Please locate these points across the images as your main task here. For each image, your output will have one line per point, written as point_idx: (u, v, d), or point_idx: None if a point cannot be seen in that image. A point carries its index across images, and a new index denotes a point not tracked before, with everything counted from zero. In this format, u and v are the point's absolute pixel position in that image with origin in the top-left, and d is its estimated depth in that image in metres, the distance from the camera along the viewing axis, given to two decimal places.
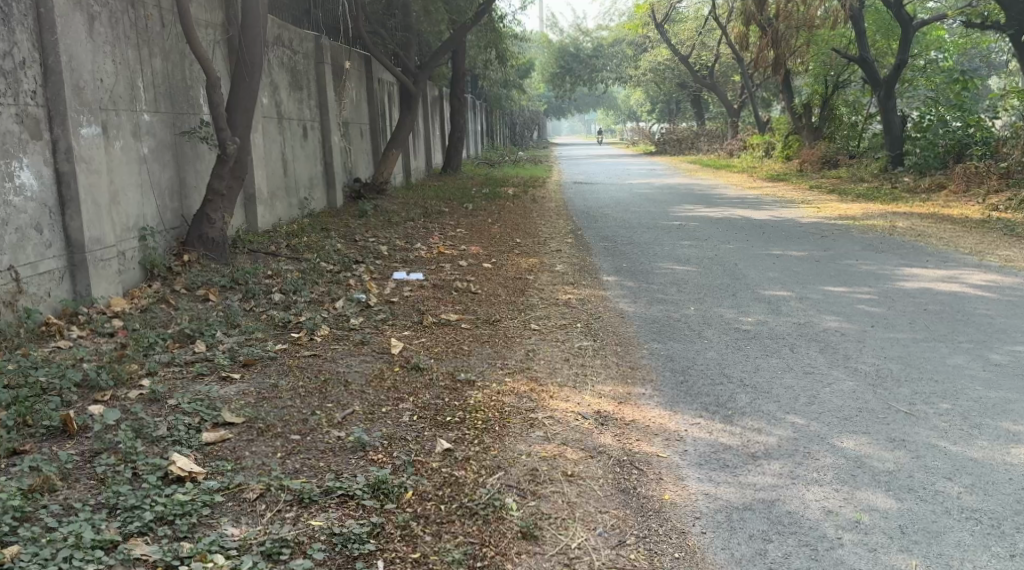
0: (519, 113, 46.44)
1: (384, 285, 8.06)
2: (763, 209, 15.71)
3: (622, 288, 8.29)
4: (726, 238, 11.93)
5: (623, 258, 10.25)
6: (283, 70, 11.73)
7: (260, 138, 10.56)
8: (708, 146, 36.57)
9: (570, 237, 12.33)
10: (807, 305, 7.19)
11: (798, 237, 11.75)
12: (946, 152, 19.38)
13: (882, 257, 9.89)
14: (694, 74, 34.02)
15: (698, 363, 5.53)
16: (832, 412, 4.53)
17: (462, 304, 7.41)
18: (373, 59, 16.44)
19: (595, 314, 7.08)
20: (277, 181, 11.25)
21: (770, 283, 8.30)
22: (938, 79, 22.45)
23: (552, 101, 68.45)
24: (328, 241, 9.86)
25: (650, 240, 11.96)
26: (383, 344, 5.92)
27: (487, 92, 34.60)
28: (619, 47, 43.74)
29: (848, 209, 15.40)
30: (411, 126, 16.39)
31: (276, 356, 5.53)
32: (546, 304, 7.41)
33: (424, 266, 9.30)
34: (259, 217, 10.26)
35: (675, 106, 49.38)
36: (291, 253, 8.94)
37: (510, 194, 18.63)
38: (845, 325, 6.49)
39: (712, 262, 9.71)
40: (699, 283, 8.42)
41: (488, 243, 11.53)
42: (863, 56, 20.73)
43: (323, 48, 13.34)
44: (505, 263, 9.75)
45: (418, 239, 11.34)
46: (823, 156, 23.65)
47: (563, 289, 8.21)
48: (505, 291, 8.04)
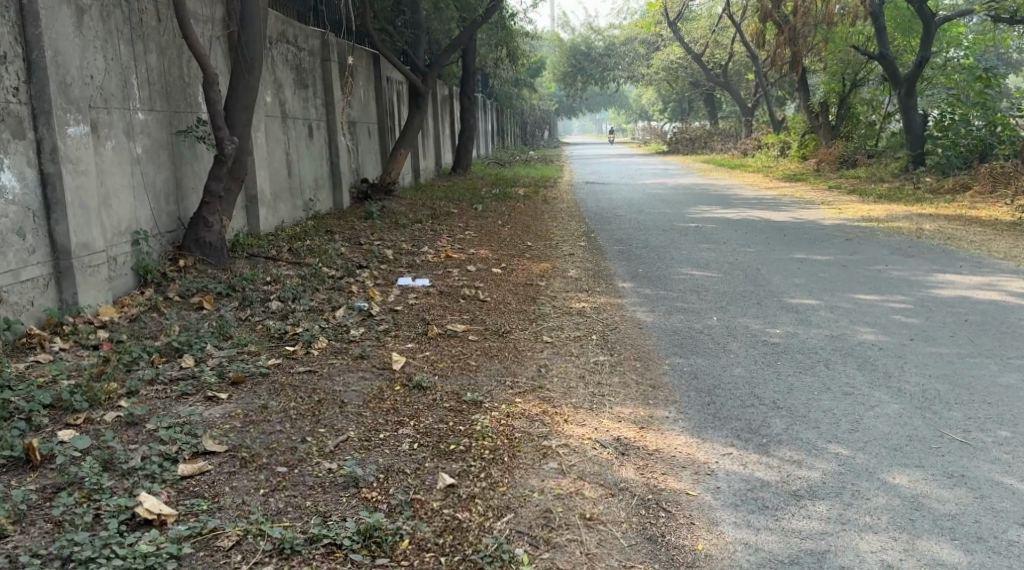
0: (528, 112, 45.89)
1: (388, 291, 7.62)
2: (782, 211, 15.29)
3: (638, 295, 7.86)
4: (746, 240, 11.51)
5: (638, 263, 9.79)
6: (287, 67, 11.31)
7: (263, 138, 10.14)
8: (721, 146, 36.04)
9: (583, 240, 11.88)
10: (839, 316, 6.76)
11: (823, 240, 11.38)
12: (970, 152, 19.03)
13: (913, 262, 9.48)
14: (707, 72, 33.47)
15: (726, 382, 5.05)
16: (879, 441, 4.08)
17: (471, 313, 6.98)
18: (381, 57, 16.03)
19: (612, 324, 6.63)
20: (280, 182, 10.84)
21: (796, 291, 7.85)
22: (957, 77, 21.87)
23: (563, 101, 67.85)
24: (331, 244, 9.43)
25: (666, 243, 11.53)
26: (384, 357, 5.45)
27: (497, 91, 34.18)
28: (630, 46, 43.18)
29: (870, 210, 14.94)
30: (420, 126, 15.98)
31: (268, 373, 5.02)
32: (558, 314, 6.97)
33: (430, 271, 8.87)
34: (261, 219, 9.84)
35: (687, 105, 48.87)
36: (293, 257, 8.52)
37: (521, 195, 18.22)
38: (883, 338, 6.08)
39: (733, 267, 9.24)
40: (722, 290, 7.95)
41: (498, 246, 11.09)
42: (883, 52, 20.20)
43: (329, 45, 12.94)
44: (515, 268, 9.31)
45: (424, 242, 10.90)
46: (841, 155, 23.10)
47: (577, 296, 7.77)
48: (515, 299, 7.60)
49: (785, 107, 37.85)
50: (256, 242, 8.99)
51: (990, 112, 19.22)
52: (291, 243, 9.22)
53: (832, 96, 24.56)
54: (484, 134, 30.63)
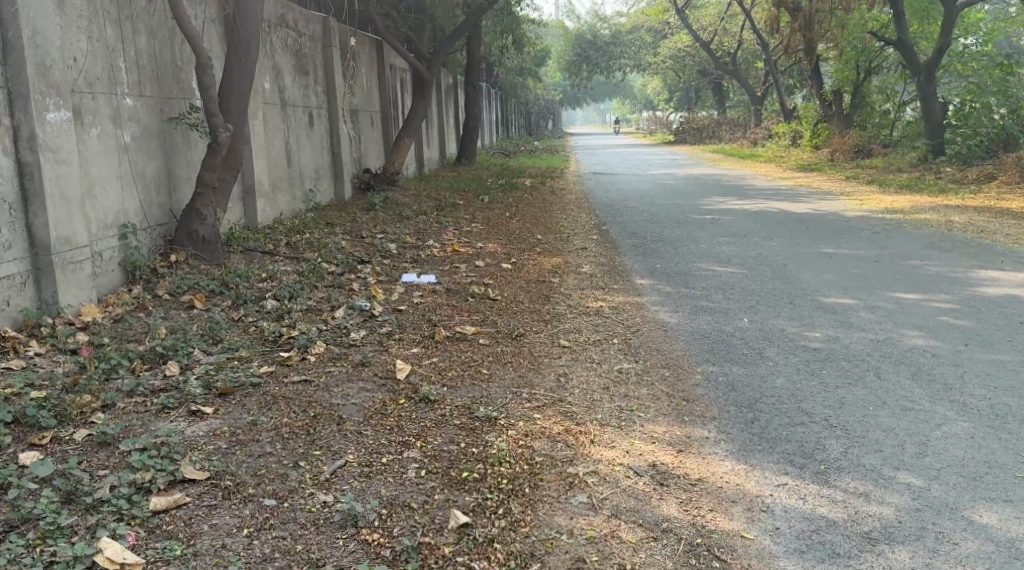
0: (532, 101, 45.22)
1: (394, 289, 7.11)
2: (801, 202, 14.80)
3: (659, 293, 7.36)
4: (767, 233, 11.01)
5: (657, 258, 9.27)
6: (287, 52, 10.77)
7: (261, 125, 9.61)
8: (730, 135, 35.40)
9: (596, 233, 11.37)
10: (881, 319, 6.25)
11: (848, 234, 10.86)
12: (992, 141, 18.48)
13: (949, 258, 9.01)
14: (716, 61, 32.84)
15: (769, 397, 4.53)
16: (952, 470, 3.60)
17: (481, 312, 6.48)
18: (384, 43, 15.51)
19: (635, 327, 6.12)
20: (279, 173, 10.32)
21: (830, 290, 7.34)
22: (975, 65, 21.42)
23: (567, 91, 67.13)
24: (332, 238, 8.91)
25: (682, 236, 11.02)
26: (386, 365, 4.90)
27: (502, 80, 33.56)
28: (636, 35, 42.53)
29: (892, 201, 14.42)
30: (424, 115, 15.46)
31: (260, 384, 4.42)
32: (575, 315, 6.47)
33: (437, 266, 8.37)
34: (259, 211, 9.32)
35: (694, 95, 48.27)
36: (292, 252, 8.01)
37: (528, 186, 17.70)
38: (935, 344, 5.58)
39: (758, 263, 8.72)
40: (749, 289, 7.43)
41: (507, 239, 10.58)
42: (902, 38, 19.61)
43: (330, 30, 12.41)
44: (526, 263, 8.82)
45: (430, 236, 10.38)
46: (855, 145, 22.49)
47: (594, 295, 7.26)
48: (529, 297, 7.09)
49: (794, 96, 37.22)
50: (253, 236, 8.49)
51: (1012, 101, 18.67)
52: (291, 237, 8.72)
53: (846, 84, 23.88)
54: (488, 124, 30.02)
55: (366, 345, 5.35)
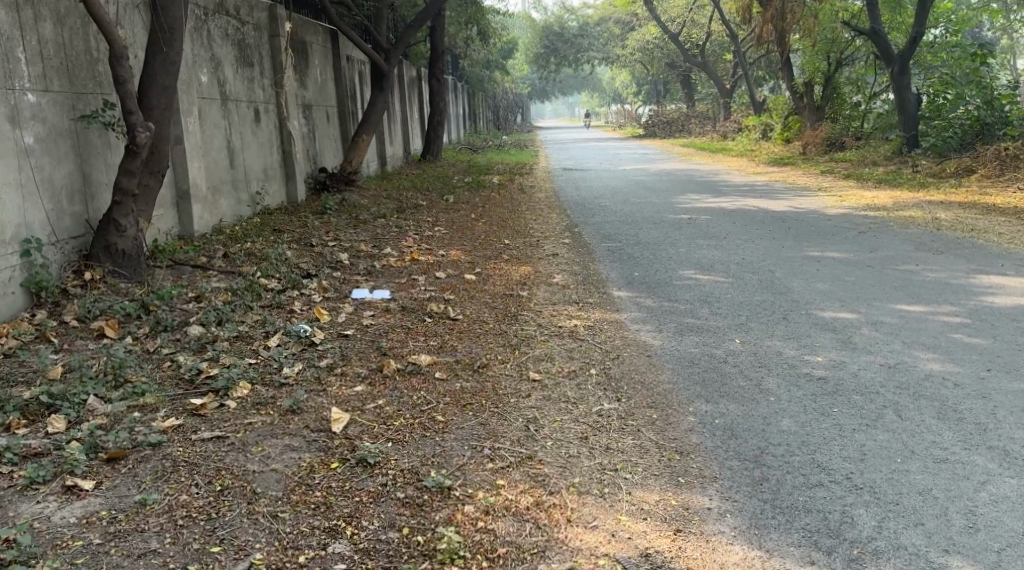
0: (501, 94, 44.44)
1: (340, 306, 6.33)
2: (779, 198, 14.16)
3: (638, 308, 6.66)
4: (748, 235, 10.33)
5: (634, 265, 8.59)
6: (227, 42, 10.14)
7: (196, 122, 8.89)
8: (700, 129, 34.82)
9: (566, 236, 10.65)
10: (887, 339, 5.58)
11: (834, 234, 10.21)
12: (967, 132, 17.97)
13: (944, 261, 8.39)
14: (685, 53, 32.21)
15: (775, 445, 3.82)
16: (1011, 553, 3.05)
17: (438, 336, 5.72)
18: (339, 35, 14.86)
19: (616, 353, 5.41)
20: (218, 175, 9.56)
21: (824, 301, 6.66)
22: (945, 54, 21.00)
23: (536, 85, 66.40)
24: (275, 247, 8.09)
25: (659, 238, 10.33)
26: (319, 409, 4.09)
27: (466, 74, 32.69)
28: (604, 27, 41.88)
29: (873, 197, 13.80)
30: (383, 110, 14.65)
31: (161, 443, 3.66)
32: (546, 338, 5.75)
33: (393, 279, 7.61)
34: (195, 218, 8.54)
35: (662, 88, 47.66)
36: (230, 266, 7.20)
37: (495, 183, 16.92)
38: (954, 370, 4.89)
39: (742, 269, 8.04)
40: (737, 301, 6.74)
41: (471, 246, 9.82)
42: (875, 28, 18.99)
43: (277, 19, 11.74)
44: (490, 274, 8.08)
45: (387, 243, 9.58)
46: (828, 137, 21.91)
47: (565, 313, 6.53)
48: (494, 317, 6.34)
49: (764, 88, 36.68)
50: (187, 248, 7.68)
51: (988, 91, 18.18)
52: (231, 248, 7.92)
53: (817, 76, 23.28)
54: (456, 118, 29.23)
55: (300, 380, 4.56)
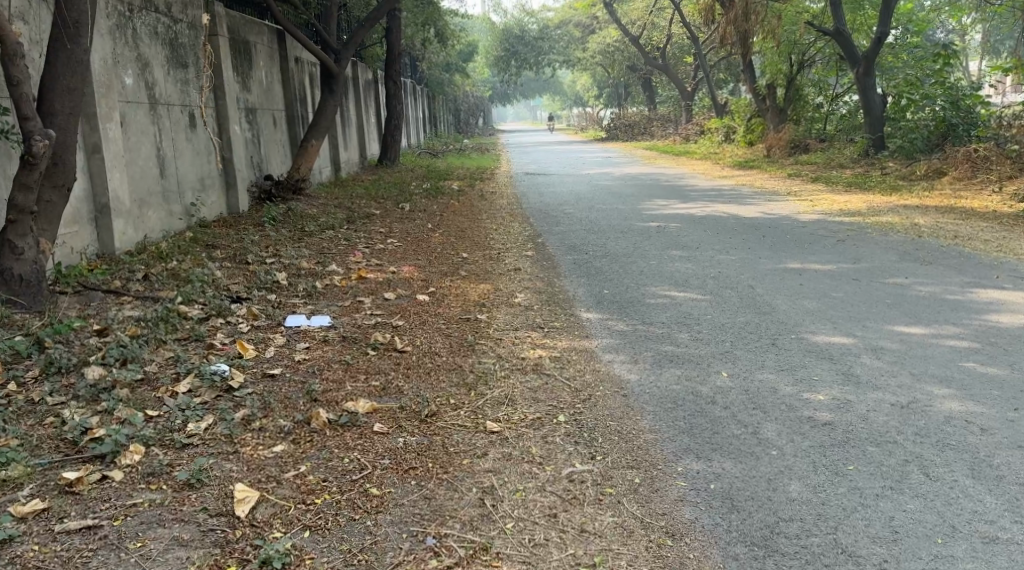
0: (461, 97, 43.65)
1: (269, 338, 5.72)
2: (747, 203, 13.55)
3: (611, 333, 6.00)
4: (721, 244, 9.71)
5: (602, 280, 7.93)
6: (156, 42, 9.53)
7: (118, 130, 8.42)
8: (662, 132, 34.33)
9: (528, 248, 9.94)
10: (892, 370, 4.89)
11: (812, 242, 9.57)
12: (933, 133, 17.52)
13: (933, 271, 7.76)
14: (646, 56, 31.67)
15: (788, 521, 3.30)
16: None
17: (382, 375, 5.02)
18: (286, 35, 14.14)
19: (588, 396, 4.67)
20: (146, 185, 9.12)
21: (815, 323, 5.97)
22: (907, 57, 20.61)
23: (496, 87, 65.78)
24: (201, 271, 7.41)
25: (628, 249, 9.68)
26: (218, 491, 3.49)
27: (424, 76, 31.89)
28: (565, 29, 41.22)
29: (845, 200, 13.18)
30: (333, 113, 13.95)
31: (10, 539, 3.22)
32: (508, 375, 5.08)
33: (335, 305, 6.91)
34: (115, 235, 8.26)
35: (623, 91, 47.13)
36: (149, 299, 6.49)
37: (455, 189, 16.17)
38: (977, 411, 4.22)
39: (720, 285, 7.39)
40: (719, 324, 6.05)
41: (426, 260, 9.06)
42: (838, 27, 18.45)
43: (216, 16, 11.03)
44: (444, 295, 7.37)
45: (333, 260, 8.86)
46: (792, 140, 21.41)
47: (528, 342, 5.83)
48: (447, 349, 5.62)
49: (725, 89, 36.20)
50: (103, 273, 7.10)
51: (954, 92, 17.74)
52: (156, 275, 7.19)
53: (780, 77, 22.75)
54: (415, 122, 28.42)
55: (210, 435, 3.96)
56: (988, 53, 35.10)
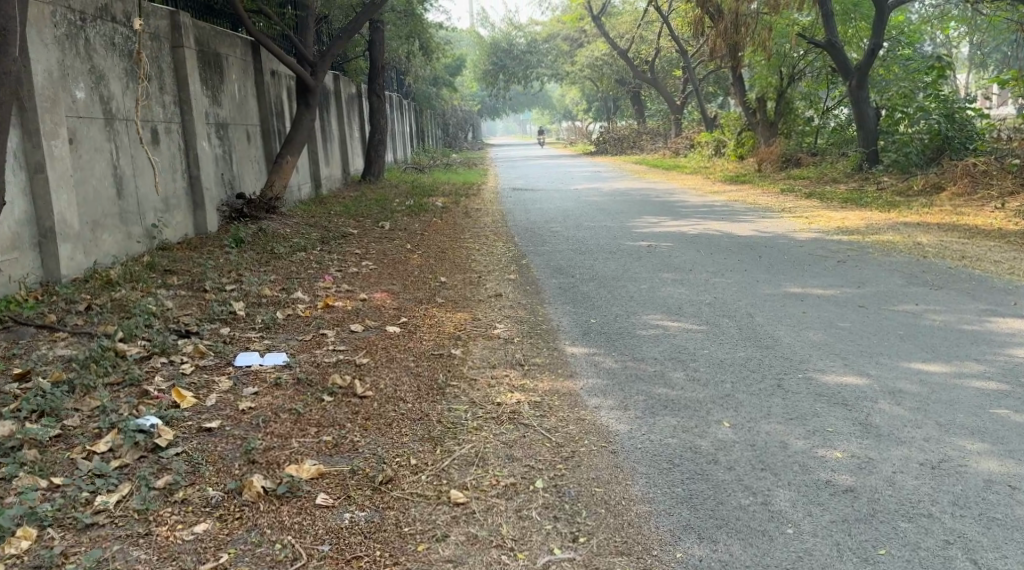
0: (449, 112, 43.08)
1: (214, 382, 5.36)
2: (741, 221, 12.97)
3: (599, 371, 5.43)
4: (714, 265, 9.16)
5: (589, 307, 7.34)
6: (114, 54, 8.95)
7: (66, 149, 7.91)
8: (652, 146, 33.80)
9: (512, 270, 9.37)
10: (915, 419, 4.30)
11: (810, 263, 8.98)
12: (928, 147, 17.02)
13: (945, 296, 7.16)
14: (634, 69, 31.16)
15: None
16: None
17: (339, 429, 4.50)
18: (261, 47, 13.57)
19: (572, 456, 4.04)
20: (101, 206, 8.55)
21: (824, 359, 5.38)
22: (899, 69, 20.05)
23: (486, 102, 65.43)
24: (147, 304, 6.98)
25: (617, 271, 9.13)
26: None
27: (411, 91, 31.42)
28: (553, 43, 40.73)
29: (842, 217, 12.59)
30: (310, 128, 13.38)
31: None
32: (481, 424, 4.52)
33: (294, 341, 6.36)
34: (61, 261, 7.78)
35: (612, 104, 46.64)
36: (86, 345, 6.05)
37: (438, 206, 15.59)
38: (1019, 473, 3.68)
39: (716, 312, 6.82)
40: (716, 360, 5.45)
41: (400, 285, 8.47)
42: (829, 39, 17.91)
43: (182, 27, 10.43)
44: (416, 325, 6.78)
45: (300, 287, 8.32)
46: (783, 154, 20.88)
47: (505, 384, 5.23)
48: (414, 394, 5.04)
49: (715, 103, 35.64)
50: (29, 313, 6.65)
51: (949, 105, 17.23)
52: (97, 316, 6.69)
53: (769, 91, 22.17)
54: (402, 136, 27.89)
55: (121, 510, 3.67)
56: (981, 65, 34.52)
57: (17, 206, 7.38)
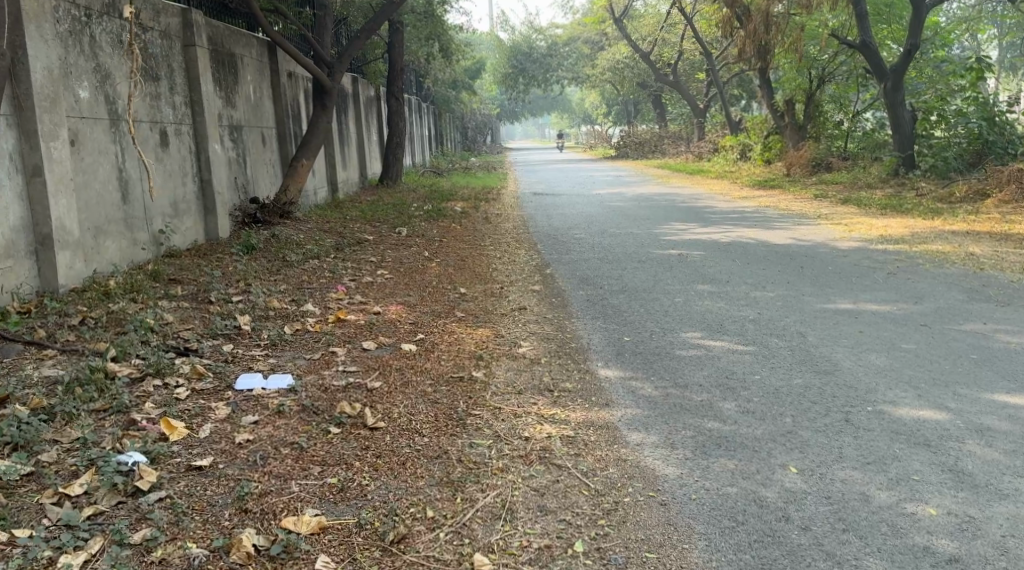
0: (468, 115, 42.57)
1: (211, 410, 4.81)
2: (776, 228, 12.34)
3: (638, 400, 4.82)
4: (754, 276, 8.55)
5: (622, 324, 6.72)
6: (121, 53, 8.44)
7: (68, 152, 7.41)
8: (675, 150, 33.13)
9: (536, 281, 8.80)
10: (1014, 466, 3.74)
11: (857, 275, 8.35)
12: (967, 152, 16.49)
13: (1014, 314, 6.53)
14: (657, 72, 30.54)
15: None
16: None
17: (345, 469, 3.97)
18: (276, 46, 13.07)
19: (615, 513, 3.53)
20: (103, 211, 8.04)
21: (894, 390, 4.76)
22: (931, 71, 19.40)
23: (505, 105, 64.99)
24: (145, 318, 6.45)
25: (649, 282, 8.53)
26: None
27: (430, 94, 30.91)
28: (574, 46, 40.17)
29: (883, 224, 11.93)
30: (326, 129, 12.85)
31: None
32: (508, 464, 3.98)
33: (301, 361, 5.80)
34: (59, 270, 7.26)
35: (633, 107, 45.99)
36: (75, 365, 5.51)
37: (457, 211, 15.04)
38: None
39: (763, 331, 6.21)
40: (772, 389, 4.85)
41: (417, 297, 7.91)
42: (863, 39, 17.11)
43: (194, 25, 9.92)
44: (433, 343, 6.21)
45: (311, 298, 7.78)
46: (813, 158, 20.19)
47: (533, 415, 4.64)
48: (430, 426, 4.46)
49: (738, 106, 34.96)
50: (17, 329, 6.12)
51: (989, 108, 16.64)
52: (90, 331, 6.15)
53: (798, 93, 21.46)
54: (420, 139, 27.37)
55: None
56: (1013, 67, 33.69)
57: (11, 211, 6.87)
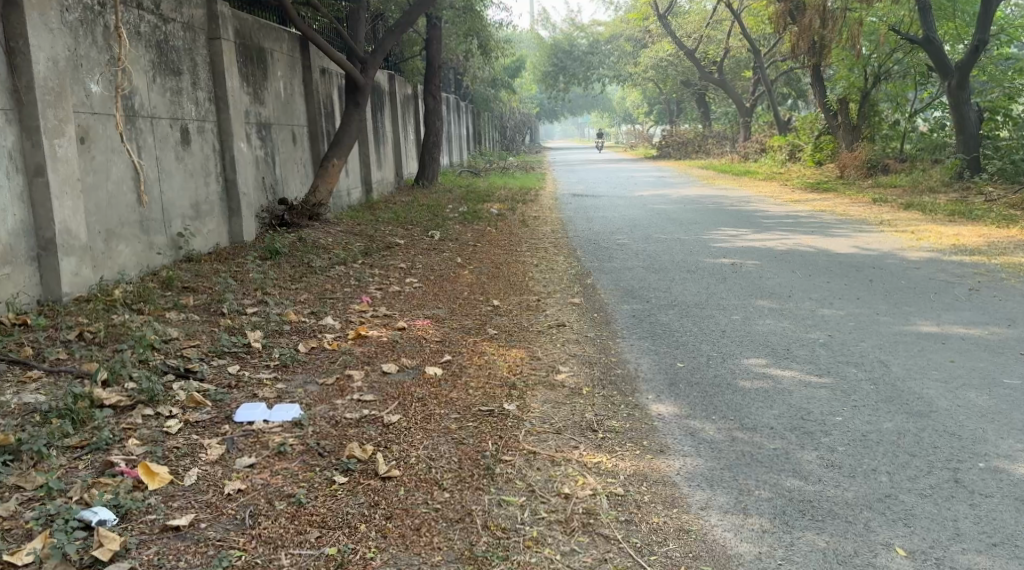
0: (507, 114, 41.79)
1: (202, 450, 4.15)
2: (836, 234, 11.45)
3: (695, 446, 4.06)
4: (819, 290, 7.73)
5: (674, 347, 5.97)
6: (137, 44, 7.86)
7: (75, 151, 6.80)
8: (720, 150, 32.12)
9: (576, 293, 8.07)
10: None
11: (936, 290, 7.50)
12: None
13: None
14: (702, 71, 29.57)
15: None
16: None
17: (354, 536, 3.37)
18: (308, 41, 12.44)
19: None
20: (116, 213, 7.46)
21: (1004, 441, 3.98)
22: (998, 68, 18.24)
23: (545, 104, 64.12)
24: (145, 333, 5.84)
25: (702, 296, 7.76)
26: None
27: (468, 93, 30.25)
28: (615, 44, 39.19)
29: (954, 233, 10.98)
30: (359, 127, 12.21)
31: None
32: (550, 534, 3.39)
33: (312, 388, 5.13)
34: (64, 278, 6.59)
35: (676, 106, 44.86)
36: (59, 390, 4.90)
37: (494, 213, 14.35)
38: None
39: (837, 358, 5.43)
40: (856, 435, 4.09)
41: (447, 310, 7.21)
42: (926, 34, 16.03)
43: (220, 15, 9.31)
44: (459, 367, 5.49)
45: (331, 310, 7.12)
46: (869, 159, 19.07)
47: (572, 464, 3.91)
48: (451, 476, 3.78)
49: (785, 105, 33.80)
50: (4, 345, 5.52)
51: None
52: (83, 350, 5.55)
53: (852, 92, 20.31)
54: (459, 139, 26.74)
55: None
56: None
57: (8, 212, 6.21)
